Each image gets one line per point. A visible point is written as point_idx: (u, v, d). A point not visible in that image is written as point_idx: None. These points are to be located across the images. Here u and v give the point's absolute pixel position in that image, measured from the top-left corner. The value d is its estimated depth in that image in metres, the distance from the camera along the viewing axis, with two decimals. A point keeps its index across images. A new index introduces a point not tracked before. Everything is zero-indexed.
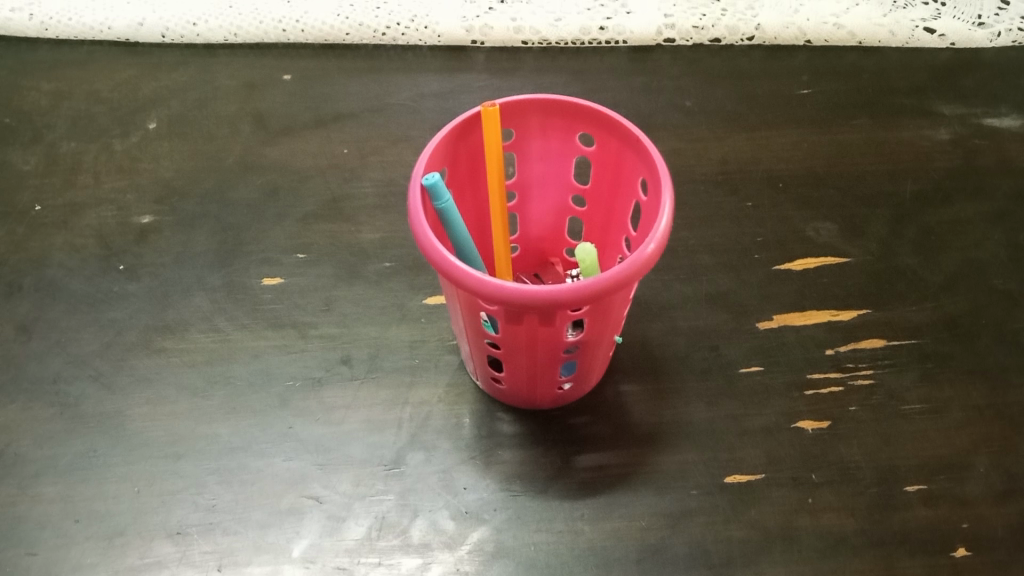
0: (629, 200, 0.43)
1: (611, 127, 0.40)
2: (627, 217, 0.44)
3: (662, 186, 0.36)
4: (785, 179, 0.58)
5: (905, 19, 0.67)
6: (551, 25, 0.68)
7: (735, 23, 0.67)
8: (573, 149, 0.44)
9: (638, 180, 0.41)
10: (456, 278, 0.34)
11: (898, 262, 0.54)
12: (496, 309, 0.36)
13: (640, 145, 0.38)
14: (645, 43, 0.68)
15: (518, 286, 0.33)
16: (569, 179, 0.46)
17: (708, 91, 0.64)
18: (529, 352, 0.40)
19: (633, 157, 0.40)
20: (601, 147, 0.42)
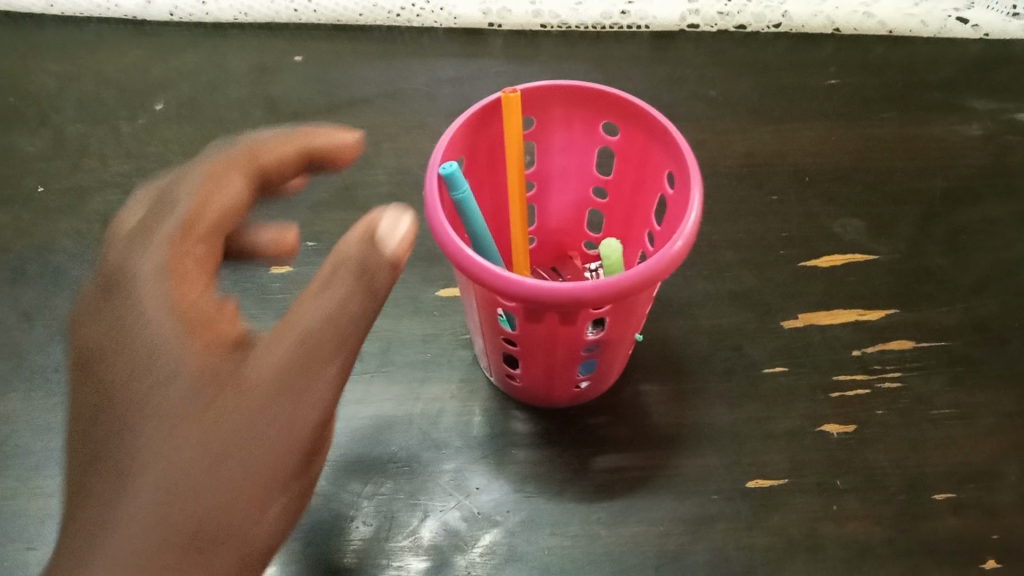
0: (654, 193, 0.41)
1: (638, 117, 0.38)
2: (652, 212, 0.42)
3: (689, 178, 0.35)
4: (811, 173, 0.56)
5: (937, 9, 0.64)
6: (571, 10, 0.65)
7: (762, 10, 0.64)
8: (597, 139, 0.42)
9: (663, 173, 0.39)
10: (474, 273, 0.32)
11: (928, 262, 0.52)
12: (514, 306, 0.34)
13: (668, 137, 0.37)
14: (668, 29, 0.65)
15: (538, 282, 0.32)
16: (592, 170, 0.44)
17: (733, 80, 0.61)
18: (548, 350, 0.38)
19: (659, 148, 0.38)
20: (626, 138, 0.40)
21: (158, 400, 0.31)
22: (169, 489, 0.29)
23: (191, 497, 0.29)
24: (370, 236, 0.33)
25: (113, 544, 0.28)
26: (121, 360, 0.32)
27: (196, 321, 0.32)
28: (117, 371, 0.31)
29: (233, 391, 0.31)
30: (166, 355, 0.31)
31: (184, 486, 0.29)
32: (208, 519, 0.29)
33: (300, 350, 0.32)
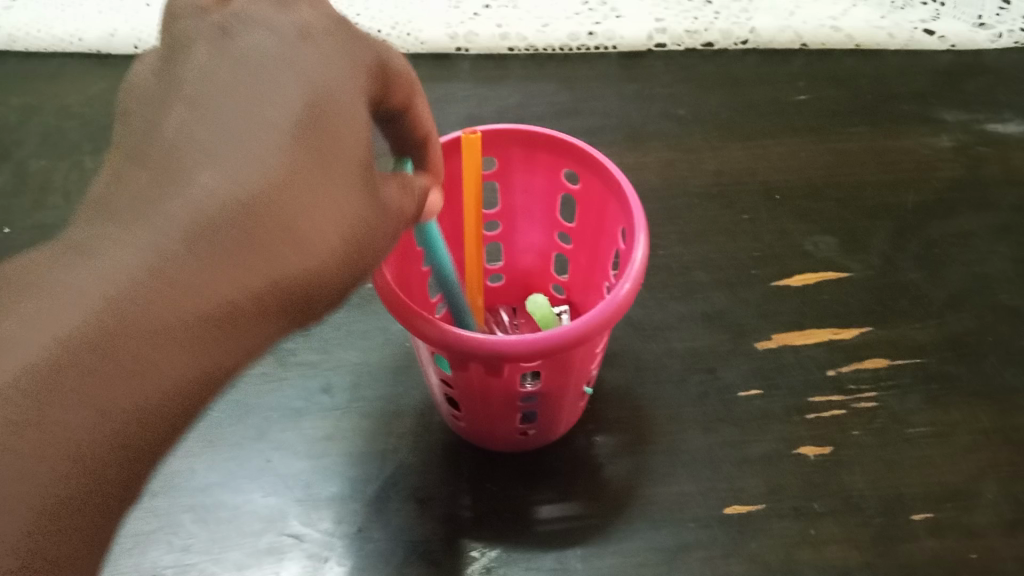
0: (610, 247, 0.42)
1: (597, 169, 0.40)
2: (609, 262, 0.42)
3: (636, 263, 0.35)
4: (782, 191, 0.56)
5: (904, 21, 0.64)
6: (539, 31, 0.64)
7: (729, 26, 0.64)
8: (559, 186, 0.43)
9: (619, 229, 0.40)
10: (423, 335, 0.33)
11: (901, 278, 0.52)
12: (463, 365, 0.35)
13: (624, 193, 0.38)
14: (636, 49, 0.64)
15: (488, 339, 0.33)
16: (554, 216, 0.45)
17: (700, 98, 0.61)
18: (495, 403, 0.39)
19: (614, 201, 0.40)
20: (587, 187, 0.41)
21: (241, 175, 0.24)
22: (173, 269, 0.22)
23: (246, 261, 0.24)
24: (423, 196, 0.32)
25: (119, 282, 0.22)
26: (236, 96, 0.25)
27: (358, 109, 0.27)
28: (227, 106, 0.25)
29: (296, 216, 0.25)
30: (271, 134, 0.25)
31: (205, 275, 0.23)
32: (239, 306, 0.23)
33: (394, 214, 0.29)
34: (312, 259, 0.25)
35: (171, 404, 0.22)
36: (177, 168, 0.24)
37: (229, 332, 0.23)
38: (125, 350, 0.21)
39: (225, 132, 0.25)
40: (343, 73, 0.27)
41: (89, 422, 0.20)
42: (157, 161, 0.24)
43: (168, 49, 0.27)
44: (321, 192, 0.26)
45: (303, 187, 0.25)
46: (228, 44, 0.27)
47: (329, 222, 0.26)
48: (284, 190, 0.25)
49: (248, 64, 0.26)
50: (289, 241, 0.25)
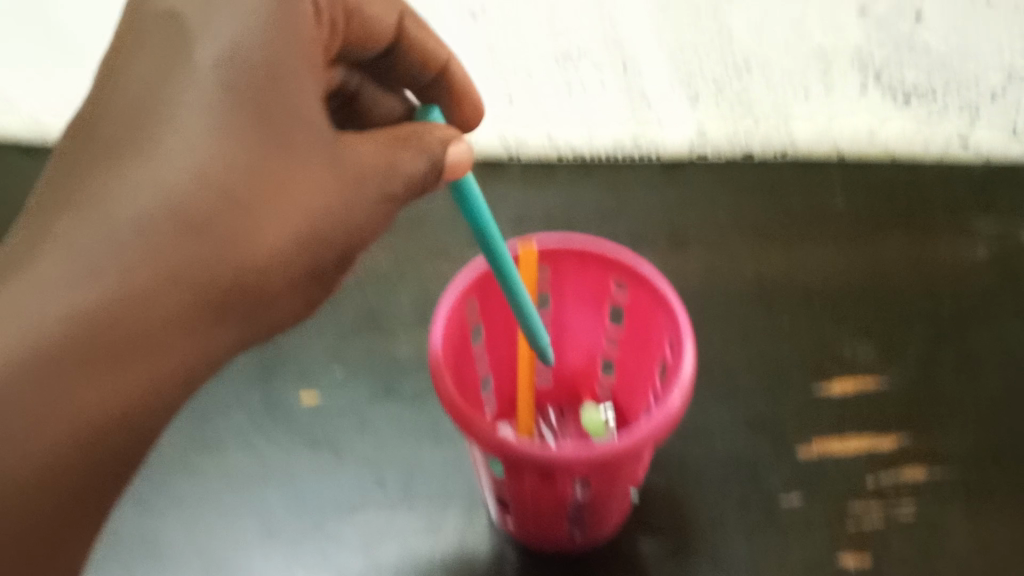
0: (656, 354, 0.44)
1: (645, 282, 0.42)
2: (655, 370, 0.44)
3: (684, 374, 0.38)
4: (821, 298, 0.57)
5: (939, 132, 0.64)
6: (585, 139, 0.64)
7: (769, 135, 0.64)
8: (607, 294, 0.45)
9: (665, 338, 0.42)
10: (484, 442, 0.36)
11: (940, 387, 0.53)
12: (519, 472, 0.37)
13: (672, 308, 0.40)
14: (679, 158, 0.64)
15: (547, 451, 0.35)
16: (602, 320, 0.47)
17: (740, 200, 0.62)
18: (546, 509, 0.41)
19: (661, 313, 0.42)
20: (635, 297, 0.44)
21: (212, 151, 0.29)
22: (151, 254, 0.27)
23: (219, 228, 0.29)
24: (442, 152, 0.35)
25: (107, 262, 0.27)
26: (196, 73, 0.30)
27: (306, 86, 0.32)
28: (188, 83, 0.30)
29: (264, 182, 0.30)
30: (234, 108, 0.30)
31: (184, 261, 0.28)
32: (219, 268, 0.29)
33: (371, 173, 0.33)
34: (284, 231, 0.31)
35: (163, 362, 0.28)
36: (145, 139, 0.29)
37: (201, 318, 0.29)
38: (110, 336, 0.26)
39: (190, 109, 0.29)
40: (290, 43, 0.31)
41: (87, 398, 0.26)
42: (131, 135, 0.29)
43: (134, 23, 0.31)
44: (292, 169, 0.31)
45: (273, 163, 0.30)
46: (168, 38, 0.31)
47: (293, 190, 0.31)
48: (253, 164, 0.30)
49: (199, 56, 0.30)
50: (263, 215, 0.30)
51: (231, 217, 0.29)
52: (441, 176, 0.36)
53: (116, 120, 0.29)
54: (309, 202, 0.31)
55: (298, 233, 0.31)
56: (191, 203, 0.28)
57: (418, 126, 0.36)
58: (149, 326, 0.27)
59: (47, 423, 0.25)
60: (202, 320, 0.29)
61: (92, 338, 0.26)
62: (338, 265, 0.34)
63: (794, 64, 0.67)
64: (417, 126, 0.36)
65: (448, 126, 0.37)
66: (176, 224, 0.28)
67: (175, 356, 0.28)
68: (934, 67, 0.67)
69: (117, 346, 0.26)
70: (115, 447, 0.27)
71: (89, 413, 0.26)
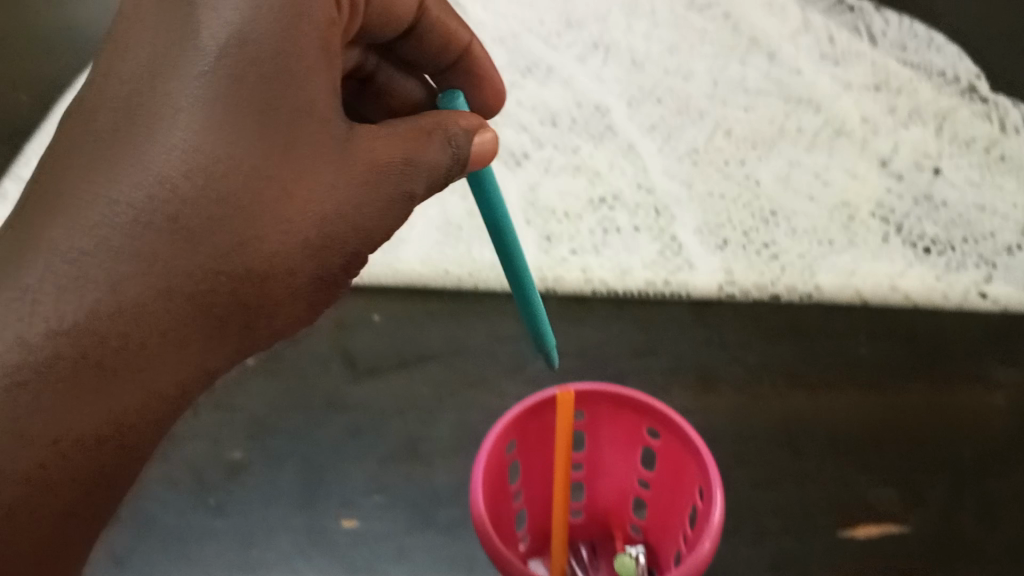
0: (688, 499, 0.46)
1: (677, 430, 0.45)
2: (687, 516, 0.46)
3: (714, 523, 0.40)
4: (844, 442, 0.59)
5: (959, 283, 0.67)
6: (620, 276, 0.68)
7: (795, 281, 0.67)
8: (641, 438, 0.48)
9: (697, 485, 0.44)
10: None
11: (962, 536, 0.55)
12: None
13: (703, 457, 0.43)
14: (708, 297, 0.67)
15: None
16: (635, 463, 0.49)
17: (771, 343, 0.64)
18: None
19: (693, 461, 0.44)
20: (668, 444, 0.46)
21: (225, 149, 0.35)
22: (174, 234, 0.34)
23: (239, 205, 0.35)
24: (466, 143, 0.43)
25: (125, 227, 0.33)
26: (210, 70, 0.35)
27: (317, 83, 0.37)
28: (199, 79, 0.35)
29: (285, 171, 0.37)
30: (252, 108, 0.36)
31: (193, 267, 0.34)
32: (244, 240, 0.36)
33: (386, 162, 0.40)
34: (290, 233, 0.37)
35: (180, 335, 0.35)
36: (161, 131, 0.34)
37: (196, 333, 0.36)
38: (127, 322, 0.33)
39: (204, 103, 0.35)
40: (299, 43, 0.37)
41: (85, 400, 0.33)
42: (150, 126, 0.35)
43: (147, 14, 0.36)
44: (303, 171, 0.37)
45: (286, 166, 0.37)
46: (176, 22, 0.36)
47: (309, 173, 0.38)
48: (267, 165, 0.36)
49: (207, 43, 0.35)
50: (277, 215, 0.37)
51: (258, 193, 0.36)
52: (461, 163, 0.43)
53: (137, 108, 0.35)
54: (318, 202, 0.38)
55: (310, 232, 0.38)
56: (202, 213, 0.34)
57: (440, 119, 0.43)
58: (164, 319, 0.34)
59: (60, 416, 0.33)
60: (213, 329, 0.36)
61: (99, 347, 0.33)
62: (347, 263, 0.42)
63: (817, 213, 0.71)
64: (439, 122, 0.43)
65: (471, 116, 0.44)
66: (187, 235, 0.34)
67: (175, 363, 0.35)
68: (953, 222, 0.71)
69: (120, 353, 0.33)
70: (138, 412, 0.35)
71: (87, 407, 0.33)
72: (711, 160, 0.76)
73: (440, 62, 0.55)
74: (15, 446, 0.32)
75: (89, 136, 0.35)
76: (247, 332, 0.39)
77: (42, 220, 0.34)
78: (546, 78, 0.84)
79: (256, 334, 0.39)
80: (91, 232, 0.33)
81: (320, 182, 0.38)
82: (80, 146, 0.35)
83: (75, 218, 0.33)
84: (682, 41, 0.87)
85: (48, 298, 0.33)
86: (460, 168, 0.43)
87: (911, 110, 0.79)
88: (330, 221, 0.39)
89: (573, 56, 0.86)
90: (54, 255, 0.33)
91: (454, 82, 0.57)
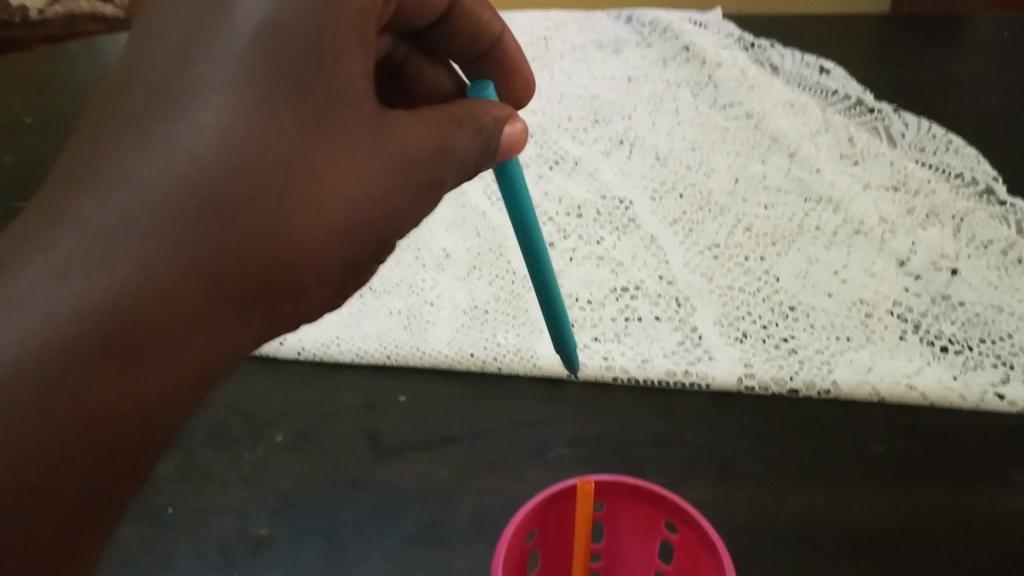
0: None
1: (693, 525, 0.45)
2: None
3: None
4: (861, 539, 0.58)
5: (974, 382, 0.67)
6: (640, 365, 0.69)
7: (812, 376, 0.67)
8: (658, 533, 0.49)
9: None
10: None
11: None
12: None
13: (717, 552, 0.43)
14: (728, 389, 0.67)
15: None
16: (653, 558, 0.50)
17: (790, 437, 0.65)
18: None
19: (708, 556, 0.45)
20: (684, 538, 0.47)
21: (262, 126, 0.40)
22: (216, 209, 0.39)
23: (275, 185, 0.41)
24: (491, 129, 0.52)
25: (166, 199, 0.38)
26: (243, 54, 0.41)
27: (349, 77, 0.44)
28: (233, 59, 0.40)
29: (320, 156, 0.43)
30: (287, 90, 0.41)
31: (222, 242, 0.39)
32: (280, 217, 0.41)
33: (420, 149, 0.48)
34: (319, 216, 0.43)
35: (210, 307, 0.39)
36: (193, 113, 0.39)
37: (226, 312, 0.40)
38: (165, 294, 0.37)
39: (236, 86, 0.40)
40: (330, 37, 0.43)
41: (117, 372, 0.37)
42: (183, 102, 0.40)
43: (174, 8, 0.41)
44: (338, 151, 0.43)
45: (325, 144, 0.43)
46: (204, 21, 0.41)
47: (340, 155, 0.44)
48: (300, 146, 0.42)
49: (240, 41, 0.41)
50: (313, 192, 0.42)
51: (297, 175, 0.42)
52: (488, 147, 0.52)
53: (168, 88, 0.40)
54: (349, 182, 0.44)
55: (340, 213, 0.44)
56: (237, 188, 0.39)
57: (471, 108, 0.52)
58: (200, 298, 0.39)
59: (90, 389, 0.36)
60: (236, 308, 0.40)
61: (131, 326, 0.37)
62: (378, 246, 0.49)
63: (835, 309, 0.73)
64: (470, 111, 0.52)
65: (500, 106, 0.54)
66: (220, 209, 0.39)
67: (203, 344, 0.39)
68: (970, 321, 0.71)
69: (155, 338, 0.37)
70: (162, 385, 0.38)
71: (118, 380, 0.37)
72: (732, 255, 0.78)
73: (474, 52, 0.64)
74: (60, 417, 0.36)
75: (120, 118, 0.39)
76: (272, 315, 0.43)
77: (77, 193, 0.38)
78: (572, 171, 0.89)
79: (288, 313, 0.44)
80: (126, 204, 0.38)
81: (348, 166, 0.44)
82: (110, 124, 0.39)
83: (114, 193, 0.38)
84: (704, 140, 0.92)
85: (78, 271, 0.37)
86: (489, 153, 0.52)
87: (929, 212, 0.81)
88: (358, 201, 0.45)
89: (599, 151, 0.91)
90: (87, 224, 0.37)
91: (485, 73, 0.66)
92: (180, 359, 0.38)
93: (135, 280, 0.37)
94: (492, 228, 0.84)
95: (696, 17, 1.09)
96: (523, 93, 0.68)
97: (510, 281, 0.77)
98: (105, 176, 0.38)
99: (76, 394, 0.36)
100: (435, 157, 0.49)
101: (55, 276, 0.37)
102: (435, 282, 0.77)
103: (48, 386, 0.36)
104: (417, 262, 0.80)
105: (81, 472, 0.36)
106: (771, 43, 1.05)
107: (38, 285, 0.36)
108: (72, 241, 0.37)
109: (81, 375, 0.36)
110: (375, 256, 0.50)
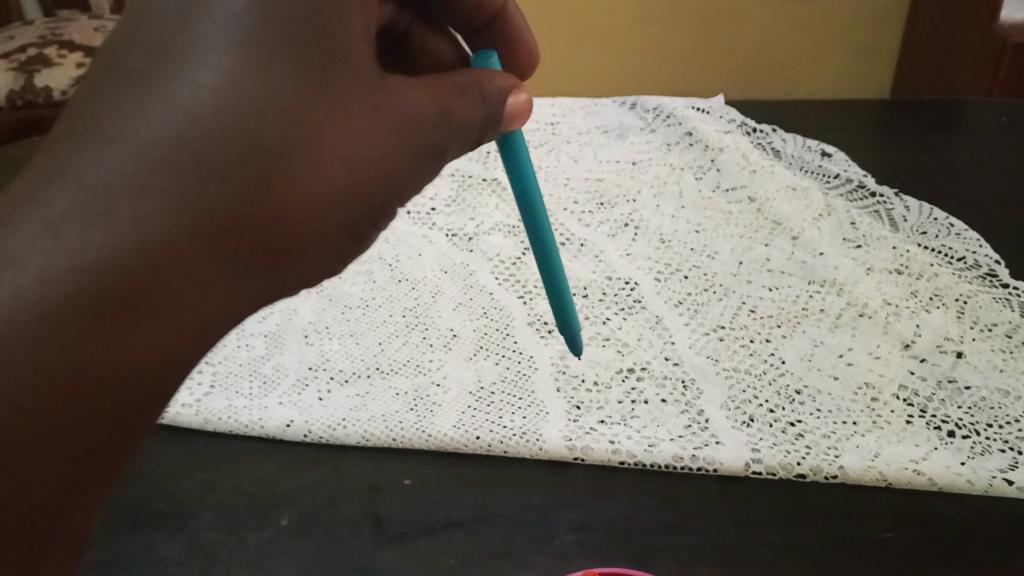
0: None
1: None
2: None
3: None
4: None
5: (982, 469, 0.66)
6: (646, 449, 0.68)
7: (819, 462, 0.67)
8: None
9: None
10: None
11: None
12: None
13: None
14: (735, 473, 0.67)
15: None
16: None
17: (797, 523, 0.64)
18: None
19: None
20: None
21: (255, 89, 0.46)
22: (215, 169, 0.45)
23: (275, 139, 0.46)
24: (496, 96, 0.57)
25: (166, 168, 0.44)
26: (240, 35, 0.46)
27: (353, 45, 0.49)
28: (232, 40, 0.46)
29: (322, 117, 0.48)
30: (288, 56, 0.47)
31: (219, 200, 0.45)
32: (280, 168, 0.47)
33: (421, 114, 0.53)
34: (318, 176, 0.49)
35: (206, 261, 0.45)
36: (190, 95, 0.45)
37: (216, 278, 0.46)
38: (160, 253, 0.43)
39: (234, 65, 0.45)
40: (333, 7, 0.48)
41: (109, 332, 0.43)
42: (177, 94, 0.45)
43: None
44: (338, 116, 0.49)
45: (320, 108, 0.48)
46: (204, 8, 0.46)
47: (342, 117, 0.49)
48: (300, 108, 0.47)
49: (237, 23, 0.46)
50: (313, 156, 0.48)
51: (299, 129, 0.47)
52: (492, 115, 0.57)
53: (165, 66, 0.45)
54: (348, 147, 0.50)
55: (339, 175, 0.50)
56: (229, 151, 0.45)
57: (476, 78, 0.56)
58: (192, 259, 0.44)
59: (86, 342, 0.42)
60: (231, 272, 0.46)
61: (125, 283, 0.43)
62: (377, 215, 0.54)
63: (841, 393, 0.73)
64: (476, 81, 0.56)
65: (505, 77, 0.58)
66: (217, 169, 0.45)
67: (198, 303, 0.45)
68: (976, 406, 0.71)
69: (148, 297, 0.43)
70: (154, 333, 0.44)
71: (109, 336, 0.43)
72: (737, 337, 0.79)
73: (479, 19, 0.66)
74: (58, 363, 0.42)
75: (125, 98, 0.45)
76: (268, 277, 0.49)
77: (82, 164, 0.43)
78: (578, 253, 0.90)
79: (298, 261, 0.50)
80: (123, 161, 0.43)
81: (349, 126, 0.50)
82: (113, 101, 0.45)
83: (114, 166, 0.43)
84: (707, 223, 0.93)
85: (73, 229, 0.42)
86: (493, 120, 0.57)
87: (932, 296, 0.82)
88: (360, 164, 0.51)
89: (604, 233, 0.93)
90: (84, 180, 0.43)
91: (489, 42, 0.68)
92: (172, 320, 0.45)
93: (127, 241, 0.43)
94: (499, 307, 0.84)
95: (699, 103, 1.11)
96: (528, 63, 0.70)
97: (516, 361, 0.77)
98: (104, 146, 0.44)
99: (70, 348, 0.42)
100: (438, 121, 0.54)
101: (51, 234, 0.42)
102: (442, 362, 0.78)
103: (51, 341, 0.42)
104: (424, 342, 0.80)
105: (71, 423, 0.42)
106: (773, 127, 1.07)
107: (35, 245, 0.42)
108: (70, 225, 0.42)
109: (75, 333, 0.42)
110: (378, 222, 0.55)
